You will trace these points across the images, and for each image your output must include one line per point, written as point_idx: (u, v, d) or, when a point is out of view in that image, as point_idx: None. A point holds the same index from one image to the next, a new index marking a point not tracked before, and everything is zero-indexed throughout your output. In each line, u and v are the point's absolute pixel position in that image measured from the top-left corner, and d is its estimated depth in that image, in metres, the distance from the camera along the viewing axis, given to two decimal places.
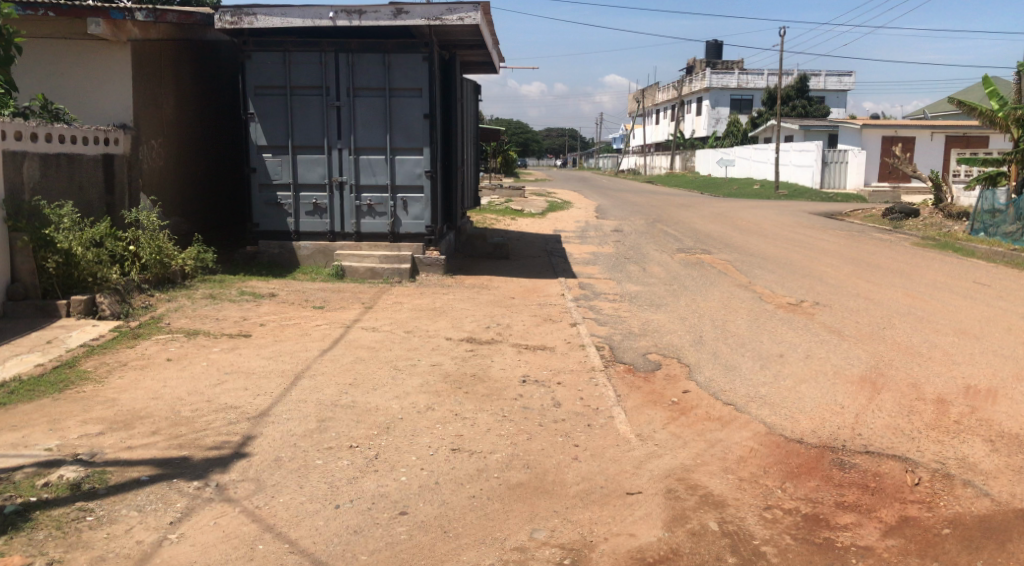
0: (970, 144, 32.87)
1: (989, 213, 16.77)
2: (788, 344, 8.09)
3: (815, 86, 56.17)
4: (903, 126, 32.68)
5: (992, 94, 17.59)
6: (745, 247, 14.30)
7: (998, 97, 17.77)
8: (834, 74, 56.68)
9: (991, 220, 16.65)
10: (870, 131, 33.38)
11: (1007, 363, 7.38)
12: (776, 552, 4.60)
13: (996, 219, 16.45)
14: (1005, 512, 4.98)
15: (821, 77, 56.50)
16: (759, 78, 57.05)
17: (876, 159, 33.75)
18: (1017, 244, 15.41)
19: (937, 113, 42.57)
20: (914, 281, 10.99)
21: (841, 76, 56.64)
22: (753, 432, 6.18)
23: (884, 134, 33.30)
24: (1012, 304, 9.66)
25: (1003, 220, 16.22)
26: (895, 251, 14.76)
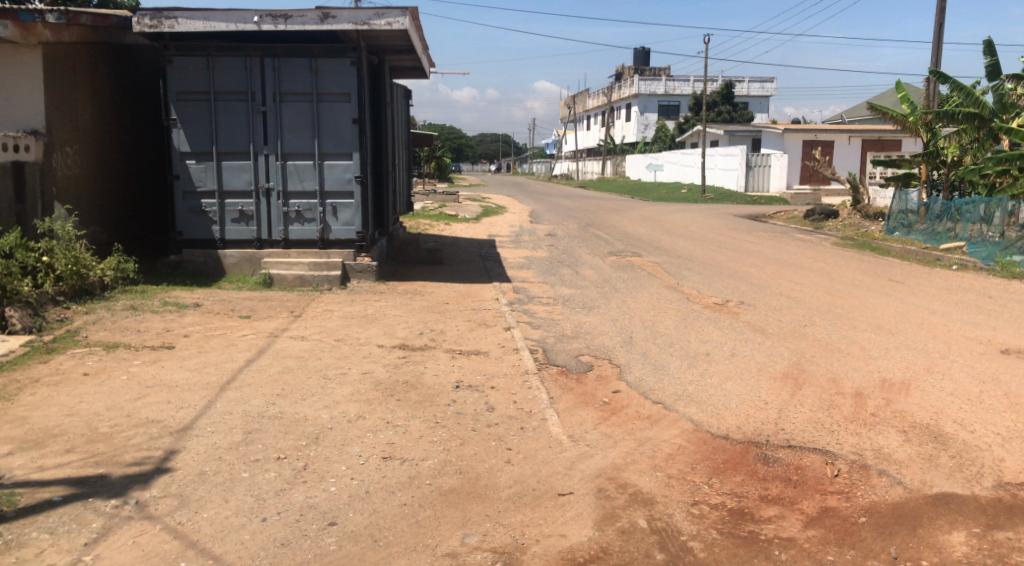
0: (884, 147, 34.26)
1: (901, 213, 17.57)
2: (715, 342, 8.28)
3: (739, 92, 57.77)
4: (822, 131, 33.92)
5: (903, 99, 18.24)
6: (674, 249, 14.62)
7: (908, 101, 18.44)
8: (756, 80, 58.40)
9: (905, 220, 17.39)
10: (791, 135, 34.55)
11: (919, 356, 7.68)
12: (702, 547, 4.74)
13: (909, 219, 17.23)
14: (916, 499, 5.21)
15: (744, 83, 58.18)
16: (685, 84, 58.35)
17: (797, 162, 34.86)
18: (927, 241, 16.18)
19: (853, 117, 44.30)
20: (833, 280, 11.37)
21: (764, 81, 58.39)
22: (680, 429, 6.31)
23: (804, 138, 34.48)
24: (923, 300, 10.09)
25: (915, 219, 17.01)
26: (815, 251, 15.25)
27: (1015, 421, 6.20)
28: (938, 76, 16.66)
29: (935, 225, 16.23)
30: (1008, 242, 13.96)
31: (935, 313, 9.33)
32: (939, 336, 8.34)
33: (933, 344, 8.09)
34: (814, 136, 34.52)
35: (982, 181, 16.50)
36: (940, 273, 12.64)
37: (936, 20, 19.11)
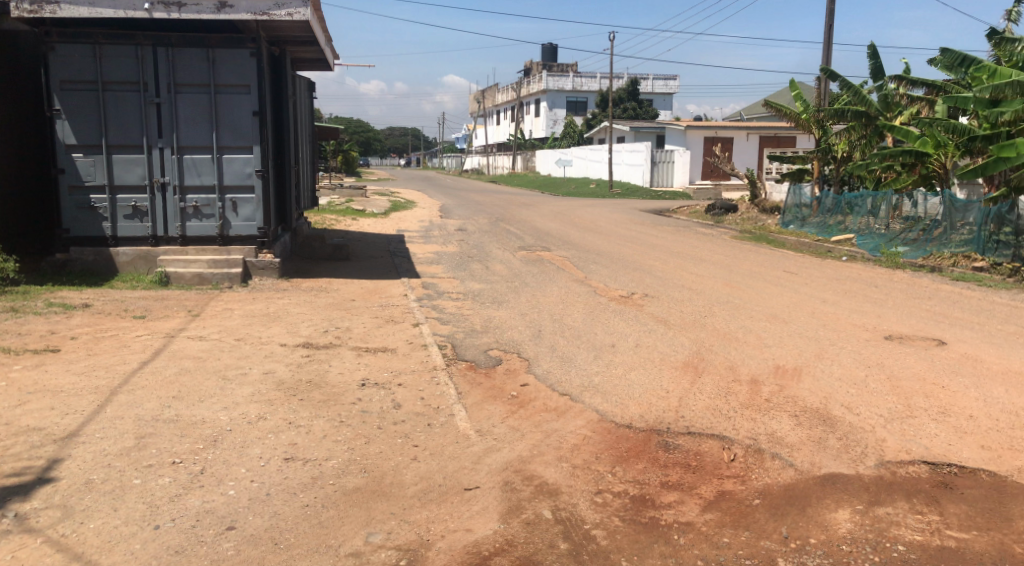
0: (780, 144, 35.78)
1: (796, 207, 18.39)
2: (620, 334, 8.45)
3: (644, 89, 59.17)
4: (723, 128, 35.11)
5: (797, 97, 18.99)
6: (582, 243, 14.84)
7: (802, 100, 19.21)
8: (660, 78, 59.89)
9: (799, 213, 18.23)
10: (693, 132, 35.62)
11: (810, 344, 8.05)
12: (605, 535, 4.83)
13: (803, 212, 18.06)
14: (806, 480, 5.46)
15: (648, 81, 59.57)
16: (592, 81, 59.33)
17: (699, 158, 35.99)
18: (820, 234, 16.99)
19: (751, 115, 46.08)
20: (732, 272, 11.78)
21: (668, 79, 59.98)
22: (586, 420, 6.41)
23: (705, 134, 35.44)
24: (814, 290, 10.58)
25: (808, 213, 17.84)
26: (716, 245, 15.78)
27: (896, 402, 6.57)
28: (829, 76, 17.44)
29: (827, 218, 17.10)
30: (892, 234, 14.79)
31: (824, 302, 9.80)
32: (829, 324, 8.77)
33: (823, 331, 8.49)
34: (715, 133, 35.70)
35: (869, 176, 17.40)
36: (831, 265, 13.28)
37: (826, 22, 20.00)
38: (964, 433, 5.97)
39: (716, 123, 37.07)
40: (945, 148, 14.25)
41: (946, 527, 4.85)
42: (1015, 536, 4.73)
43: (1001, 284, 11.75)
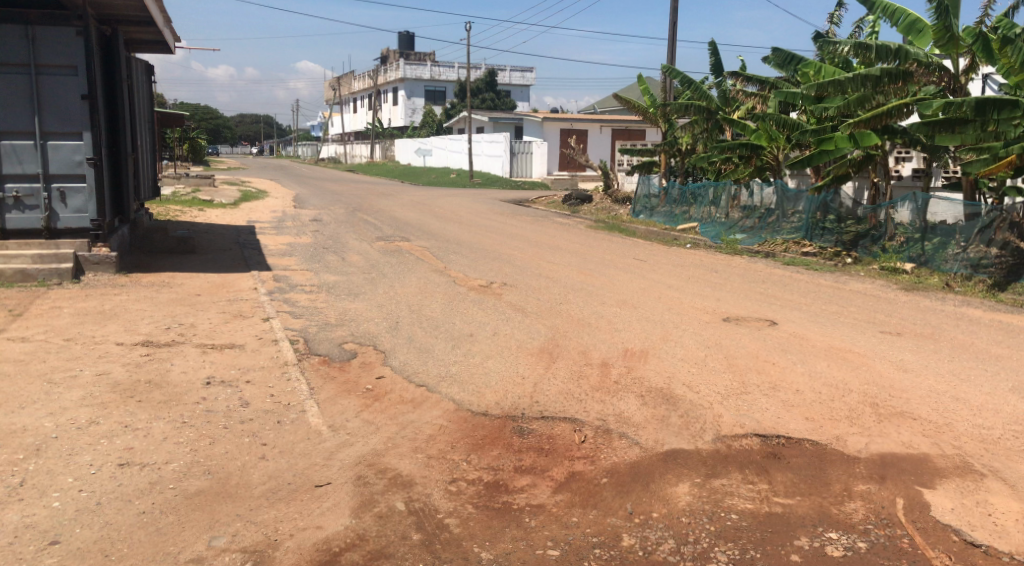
0: (632, 137, 37.22)
1: (645, 197, 19.22)
2: (477, 323, 8.52)
3: (502, 80, 59.82)
4: (578, 120, 36.07)
5: (644, 91, 19.73)
6: (442, 233, 14.82)
7: (649, 94, 20.01)
8: (518, 69, 60.75)
9: (649, 203, 19.06)
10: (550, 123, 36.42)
11: (656, 327, 8.43)
12: (458, 523, 4.86)
13: (652, 202, 18.90)
14: (650, 457, 5.72)
15: (506, 72, 60.21)
16: (451, 70, 59.39)
17: (556, 150, 36.84)
18: (668, 223, 17.86)
19: (604, 108, 47.61)
20: (586, 260, 12.14)
21: (525, 71, 60.92)
22: (442, 410, 6.42)
23: (560, 126, 36.49)
24: (661, 276, 11.09)
25: (657, 202, 18.69)
26: (572, 234, 16.22)
27: (731, 379, 7.01)
28: (673, 72, 18.24)
29: (673, 208, 17.96)
30: (732, 223, 15.86)
31: (670, 287, 10.29)
32: (674, 308, 9.22)
33: (668, 315, 8.92)
34: (571, 125, 36.62)
35: (710, 168, 18.45)
36: (678, 252, 13.96)
37: (670, 20, 20.91)
38: (791, 406, 6.44)
39: (572, 115, 38.05)
40: (777, 142, 15.17)
41: (774, 494, 5.22)
42: (832, 498, 5.15)
43: (826, 268, 12.77)
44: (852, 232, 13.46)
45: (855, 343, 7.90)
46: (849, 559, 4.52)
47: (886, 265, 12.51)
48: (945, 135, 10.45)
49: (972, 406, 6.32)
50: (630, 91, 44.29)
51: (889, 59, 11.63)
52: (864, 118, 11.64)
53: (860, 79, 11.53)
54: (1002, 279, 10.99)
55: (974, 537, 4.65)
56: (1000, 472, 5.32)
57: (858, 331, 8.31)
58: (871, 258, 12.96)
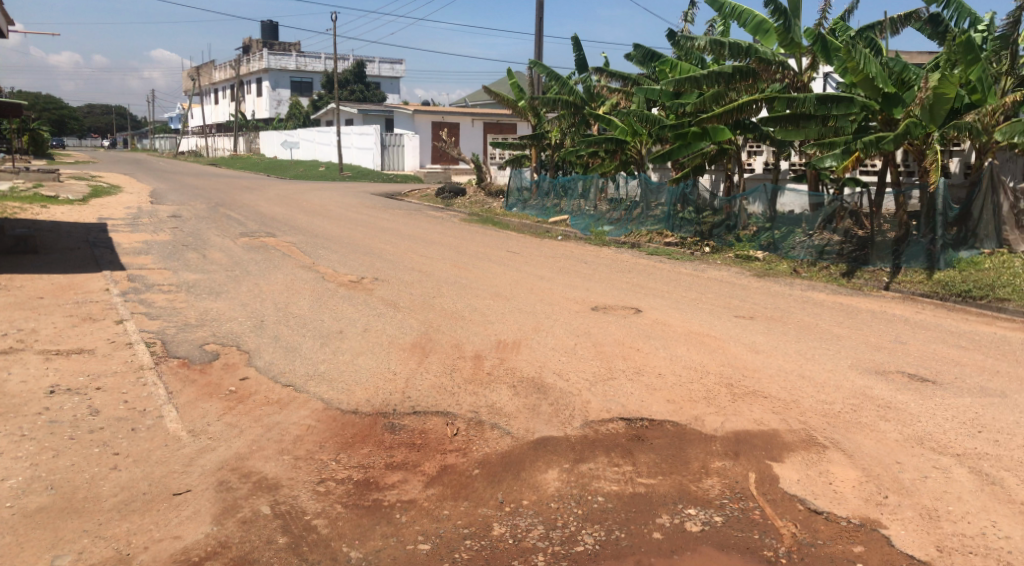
0: (503, 130, 37.59)
1: (517, 190, 19.54)
2: (348, 320, 8.36)
3: (371, 72, 58.97)
4: (449, 113, 36.08)
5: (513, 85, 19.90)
6: (310, 228, 14.44)
7: (518, 88, 20.21)
8: (387, 61, 60.08)
9: (521, 196, 19.38)
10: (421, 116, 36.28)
11: (528, 318, 8.55)
12: (326, 523, 4.76)
13: (524, 195, 19.25)
14: (521, 446, 5.81)
15: (375, 64, 59.40)
16: (317, 61, 58.02)
17: (427, 142, 36.71)
18: (541, 216, 18.24)
19: (475, 101, 47.82)
20: (459, 253, 12.17)
21: (394, 63, 60.32)
22: (310, 409, 6.26)
23: (433, 120, 35.88)
24: (533, 267, 11.27)
25: (528, 195, 19.05)
26: (446, 227, 16.20)
27: (599, 366, 7.21)
28: (540, 66, 18.49)
29: (544, 202, 18.39)
30: (600, 215, 16.34)
31: (542, 279, 10.47)
32: (545, 298, 9.38)
33: (539, 305, 9.07)
34: (442, 117, 36.55)
35: (578, 162, 18.92)
36: (549, 244, 14.22)
37: (536, 15, 21.22)
38: (654, 390, 6.70)
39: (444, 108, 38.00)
40: (640, 137, 15.81)
41: (638, 475, 5.42)
42: (692, 476, 5.41)
43: (687, 257, 13.38)
44: (710, 222, 14.16)
45: (713, 327, 8.32)
46: (707, 533, 4.75)
47: (741, 253, 13.25)
48: (790, 129, 11.20)
49: (816, 383, 6.80)
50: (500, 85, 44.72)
51: (740, 57, 12.20)
52: (718, 113, 12.21)
53: (715, 75, 12.07)
54: (843, 265, 11.89)
55: (816, 505, 5.00)
56: (840, 443, 5.74)
57: (717, 316, 8.75)
58: (728, 247, 13.69)
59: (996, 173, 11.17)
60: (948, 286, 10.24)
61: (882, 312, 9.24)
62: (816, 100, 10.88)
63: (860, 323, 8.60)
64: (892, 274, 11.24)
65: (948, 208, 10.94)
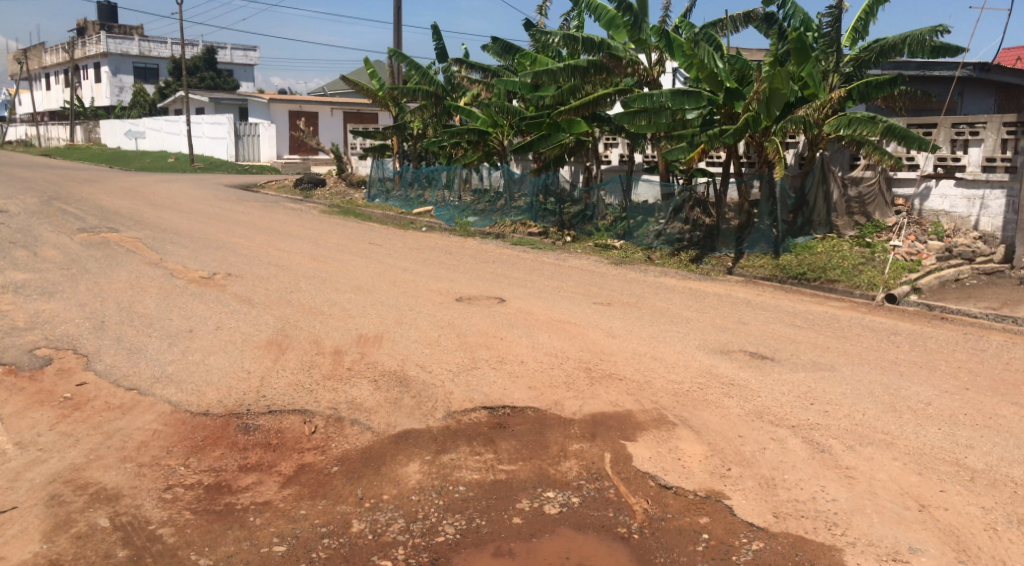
0: (364, 120, 37.03)
1: (380, 180, 19.96)
2: (198, 318, 7.97)
3: (224, 59, 56.53)
4: (307, 102, 35.14)
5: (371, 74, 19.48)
6: (158, 223, 13.65)
7: (377, 77, 19.85)
8: (241, 48, 57.83)
9: (384, 186, 19.81)
10: (277, 105, 35.27)
11: (390, 311, 8.46)
12: (172, 532, 4.52)
13: (386, 185, 19.69)
14: (382, 440, 5.74)
15: (228, 50, 57.03)
16: (163, 47, 55.04)
17: (284, 132, 35.65)
18: (404, 207, 18.72)
19: (334, 90, 46.80)
20: (319, 246, 11.86)
21: (247, 50, 58.04)
22: (156, 413, 5.93)
23: (289, 108, 35.20)
24: (396, 260, 11.15)
25: (391, 186, 19.50)
26: (307, 220, 15.76)
27: (462, 356, 7.24)
28: (399, 56, 18.25)
29: (408, 192, 18.86)
30: (464, 206, 16.63)
31: (405, 271, 10.39)
32: (408, 290, 9.32)
33: (401, 298, 9.00)
34: (300, 107, 35.52)
35: (440, 152, 18.91)
36: (414, 236, 14.14)
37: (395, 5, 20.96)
38: (516, 377, 6.80)
39: (303, 97, 36.96)
40: (501, 128, 16.26)
41: (498, 462, 5.48)
42: (551, 460, 5.52)
43: (549, 247, 13.81)
44: (570, 212, 14.56)
45: (573, 314, 8.53)
46: (564, 514, 4.86)
47: (599, 242, 13.72)
48: (643, 122, 11.68)
49: (668, 364, 7.11)
50: (362, 75, 44.00)
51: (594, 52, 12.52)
52: (575, 106, 12.56)
53: (571, 69, 12.36)
54: (693, 251, 12.55)
55: (666, 481, 5.22)
56: (688, 420, 6.03)
57: (576, 303, 8.98)
58: (587, 236, 14.15)
59: (827, 163, 11.98)
60: (785, 270, 10.99)
61: (728, 295, 9.79)
62: (669, 95, 11.29)
63: (707, 306, 9.08)
64: (737, 259, 11.93)
65: (786, 197, 11.74)
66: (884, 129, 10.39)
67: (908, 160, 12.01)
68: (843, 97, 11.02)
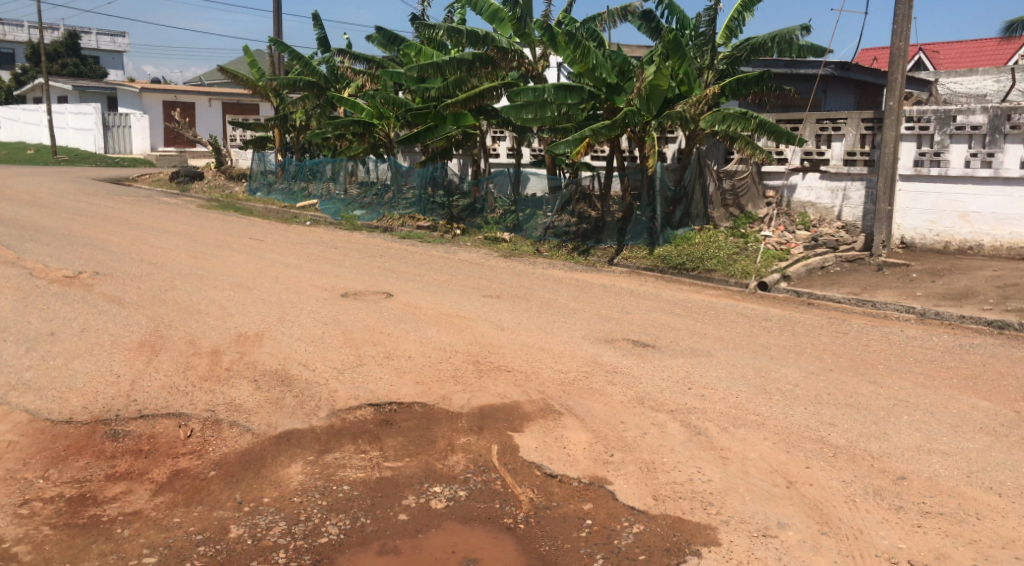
0: (245, 112, 35.79)
1: (261, 173, 19.59)
2: (61, 320, 7.49)
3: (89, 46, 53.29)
4: (182, 92, 33.58)
5: (251, 64, 18.91)
6: (16, 220, 12.72)
7: (256, 67, 19.31)
8: (107, 34, 54.71)
9: (265, 179, 19.44)
10: (149, 95, 33.50)
11: (272, 308, 8.21)
12: (28, 550, 4.22)
13: (268, 178, 19.34)
14: (263, 442, 5.55)
15: (93, 36, 53.86)
16: (19, 30, 51.31)
17: (158, 124, 33.98)
18: (286, 200, 18.41)
19: (211, 80, 44.91)
20: (196, 243, 11.36)
21: (114, 36, 55.67)
22: (12, 424, 5.53)
23: (163, 99, 33.64)
24: (279, 255, 10.82)
25: (273, 179, 19.18)
26: (185, 215, 15.09)
27: (348, 353, 7.11)
28: (279, 45, 17.78)
29: (290, 185, 18.58)
30: (350, 199, 16.73)
31: (288, 266, 10.10)
32: (291, 287, 9.07)
33: (284, 294, 8.75)
34: (175, 97, 33.87)
35: (325, 144, 18.71)
36: (298, 230, 13.77)
37: None
38: (403, 372, 6.74)
39: (178, 87, 35.33)
40: (386, 120, 16.11)
41: (384, 459, 5.40)
42: (437, 454, 5.48)
43: (438, 240, 13.88)
44: (458, 205, 14.75)
45: (462, 307, 8.52)
46: (451, 508, 4.82)
47: (488, 235, 13.90)
48: (529, 115, 11.79)
49: (554, 354, 7.22)
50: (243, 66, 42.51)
51: (478, 45, 12.54)
52: (461, 99, 12.59)
53: (456, 62, 12.39)
54: (578, 243, 12.83)
55: (552, 470, 5.28)
56: (573, 409, 6.13)
57: (464, 296, 8.98)
58: (476, 228, 14.29)
59: (703, 157, 12.55)
60: (667, 260, 11.34)
61: (612, 285, 10.01)
62: (552, 89, 11.53)
63: (592, 297, 9.27)
64: (620, 250, 12.26)
65: (666, 189, 12.09)
66: (757, 124, 11.00)
67: (777, 154, 12.62)
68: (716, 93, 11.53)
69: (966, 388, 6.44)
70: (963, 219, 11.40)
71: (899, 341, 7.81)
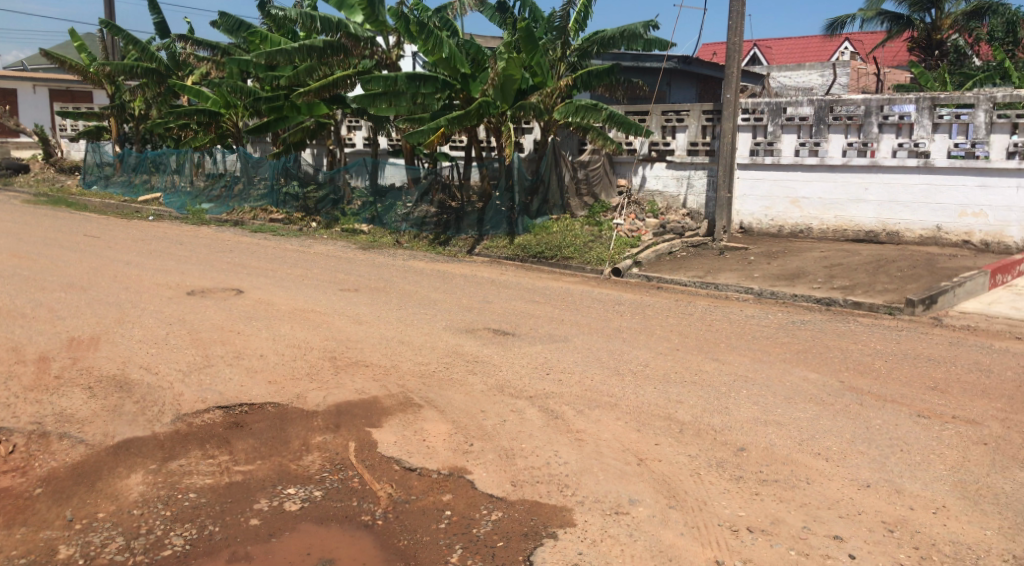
0: (76, 99, 33.19)
1: (97, 166, 18.43)
2: None
3: None
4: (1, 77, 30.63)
5: (79, 48, 17.52)
6: None
7: (85, 50, 17.91)
8: None
9: (102, 172, 18.29)
10: None
11: (109, 309, 7.68)
12: None
13: (105, 171, 18.20)
14: (98, 453, 5.17)
15: None
16: None
17: None
18: (126, 194, 17.37)
19: (34, 65, 41.22)
20: (21, 241, 10.44)
21: None
22: None
23: None
24: (117, 253, 10.12)
25: (110, 171, 18.05)
26: (12, 212, 13.87)
27: (194, 354, 6.75)
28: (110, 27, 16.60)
29: (131, 177, 17.52)
30: (197, 191, 16.00)
31: (126, 264, 9.46)
32: (130, 286, 8.51)
33: (122, 294, 8.20)
34: None
35: (169, 134, 17.92)
36: (139, 226, 12.96)
37: None
38: (255, 372, 6.48)
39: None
40: (234, 109, 15.56)
41: (234, 464, 5.15)
42: (291, 455, 5.29)
43: (294, 233, 13.54)
44: (314, 196, 14.48)
45: (318, 302, 8.29)
46: (305, 509, 4.65)
47: (346, 227, 13.73)
48: (383, 105, 11.62)
49: (414, 346, 7.16)
50: (74, 51, 39.45)
51: (330, 31, 12.21)
52: (314, 88, 12.29)
53: (306, 50, 12.06)
54: (438, 233, 12.86)
55: (411, 463, 5.21)
56: (433, 401, 6.10)
57: (320, 291, 8.74)
58: (334, 220, 14.08)
59: (557, 147, 12.84)
60: (526, 249, 11.53)
61: (473, 275, 10.04)
62: (405, 79, 11.43)
63: (452, 287, 9.26)
64: (480, 240, 12.37)
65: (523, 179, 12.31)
66: (607, 116, 11.34)
67: (628, 145, 13.04)
68: (568, 84, 11.82)
69: (799, 361, 6.92)
70: (794, 205, 12.24)
71: (739, 320, 8.29)
